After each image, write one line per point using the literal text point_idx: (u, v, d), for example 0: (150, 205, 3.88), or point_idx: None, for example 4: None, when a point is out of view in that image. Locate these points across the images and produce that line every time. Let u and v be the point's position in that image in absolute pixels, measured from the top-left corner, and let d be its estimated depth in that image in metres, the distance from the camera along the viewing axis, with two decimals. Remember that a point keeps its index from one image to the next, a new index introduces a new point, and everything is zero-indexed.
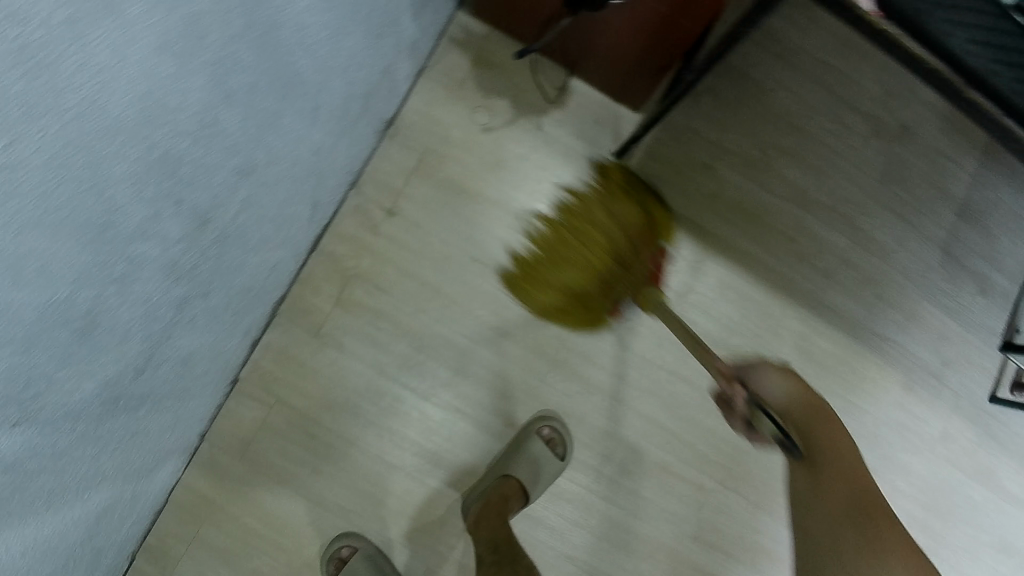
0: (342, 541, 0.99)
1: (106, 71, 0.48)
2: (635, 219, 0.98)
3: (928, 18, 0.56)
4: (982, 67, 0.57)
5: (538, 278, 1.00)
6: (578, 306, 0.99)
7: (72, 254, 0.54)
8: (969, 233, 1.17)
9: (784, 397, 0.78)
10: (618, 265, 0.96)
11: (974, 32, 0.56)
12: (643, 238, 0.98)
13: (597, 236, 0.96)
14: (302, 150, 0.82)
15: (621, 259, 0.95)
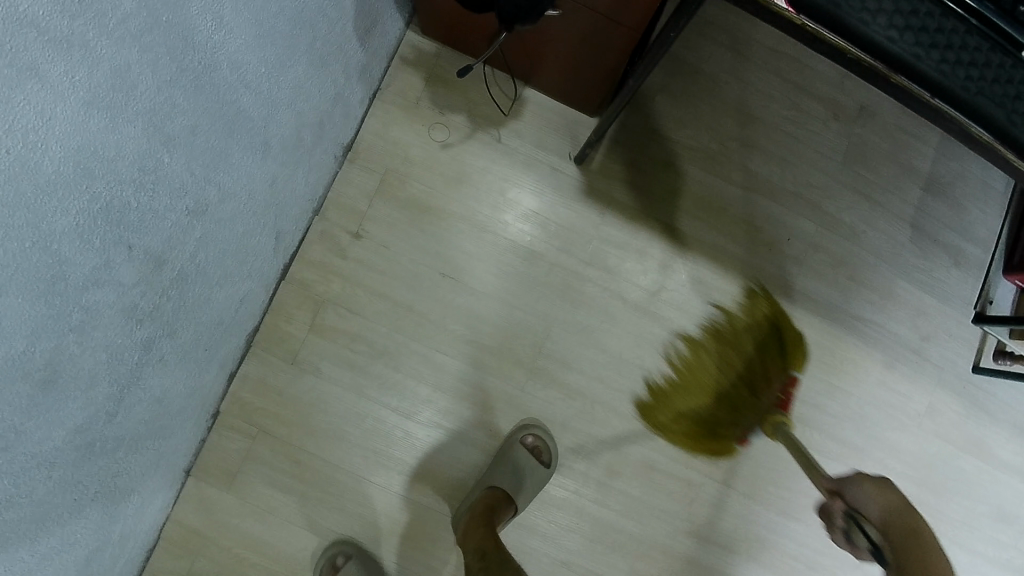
0: (335, 549, 1.00)
1: (34, 132, 0.49)
2: (764, 349, 1.08)
3: (844, 11, 0.54)
4: (904, 52, 0.54)
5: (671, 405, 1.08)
6: (710, 431, 1.08)
7: (25, 310, 0.56)
8: (937, 206, 1.18)
9: (888, 513, 0.70)
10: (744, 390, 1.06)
11: (892, 18, 0.54)
12: (774, 366, 1.06)
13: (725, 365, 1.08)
14: (258, 184, 0.83)
15: (752, 386, 1.06)
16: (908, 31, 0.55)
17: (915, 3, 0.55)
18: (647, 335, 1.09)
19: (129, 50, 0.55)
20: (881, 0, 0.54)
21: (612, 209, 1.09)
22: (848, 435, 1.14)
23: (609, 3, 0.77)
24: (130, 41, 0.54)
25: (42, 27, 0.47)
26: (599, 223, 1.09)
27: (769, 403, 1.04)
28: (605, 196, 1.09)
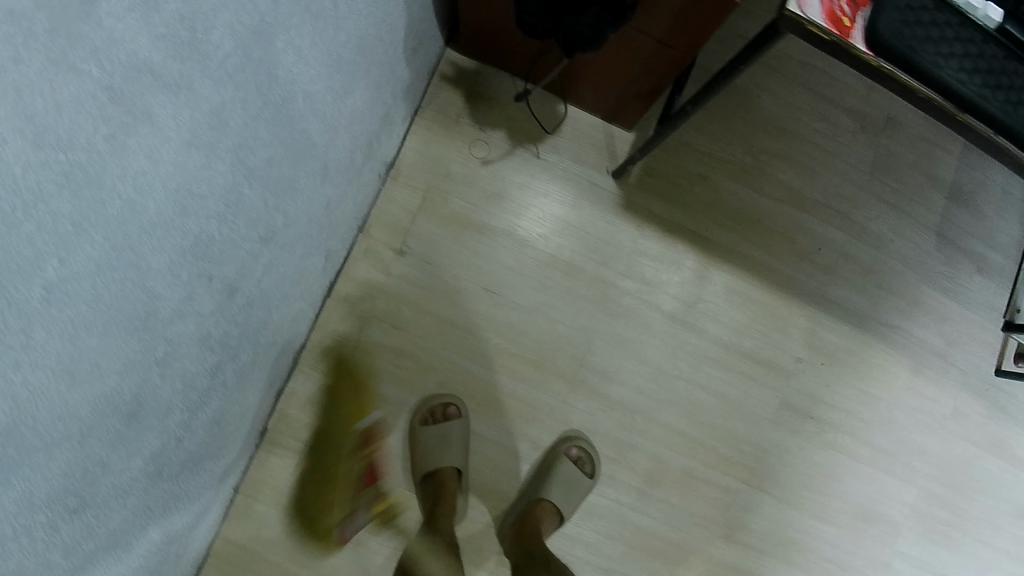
0: (447, 400, 1.04)
1: (142, 176, 0.50)
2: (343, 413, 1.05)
3: (918, 55, 0.54)
4: (975, 94, 0.54)
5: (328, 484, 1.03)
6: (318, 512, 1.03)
7: (121, 347, 0.56)
8: (961, 215, 1.21)
9: None
10: (356, 458, 1.05)
11: (964, 62, 0.54)
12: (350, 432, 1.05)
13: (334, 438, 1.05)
14: (315, 206, 0.84)
15: (326, 456, 1.04)
16: (977, 74, 0.55)
17: (981, 47, 0.55)
18: (685, 346, 1.11)
19: (225, 88, 0.55)
20: (952, 45, 0.54)
21: (649, 222, 1.11)
22: (878, 439, 1.18)
23: (665, 29, 0.78)
24: (226, 80, 0.55)
25: (157, 72, 0.47)
26: (636, 236, 1.10)
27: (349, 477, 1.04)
28: (642, 210, 1.11)
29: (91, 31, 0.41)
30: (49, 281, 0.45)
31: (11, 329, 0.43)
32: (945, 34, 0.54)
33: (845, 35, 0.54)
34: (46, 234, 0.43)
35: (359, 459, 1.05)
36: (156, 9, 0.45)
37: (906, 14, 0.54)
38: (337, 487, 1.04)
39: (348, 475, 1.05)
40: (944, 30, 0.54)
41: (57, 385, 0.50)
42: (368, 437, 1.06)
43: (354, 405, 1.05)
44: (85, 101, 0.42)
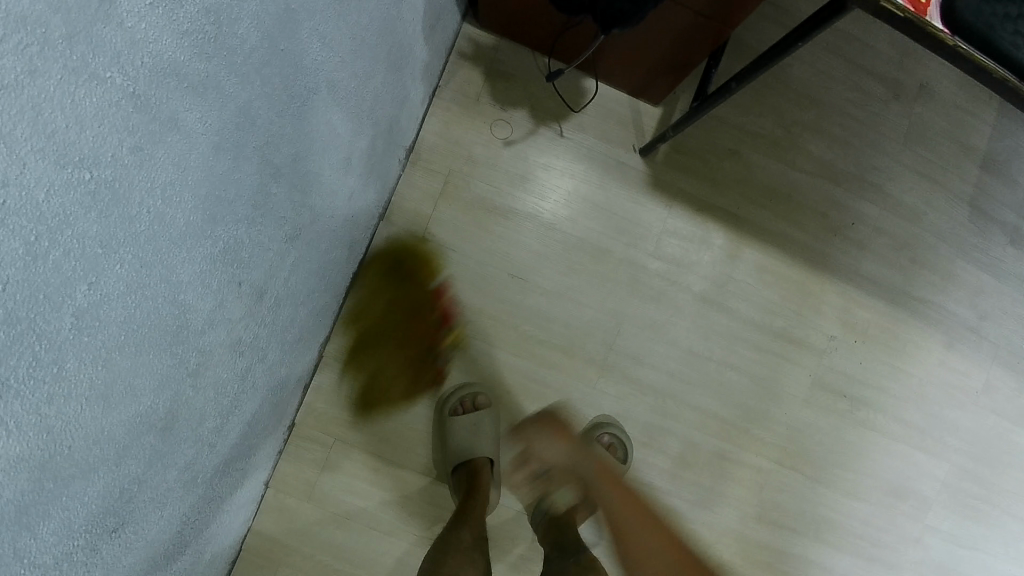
0: (476, 388, 1.03)
1: (171, 187, 0.46)
2: (392, 279, 1.04)
3: (997, 35, 0.54)
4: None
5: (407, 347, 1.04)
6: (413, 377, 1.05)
7: (153, 364, 0.54)
8: (993, 184, 1.20)
9: None
10: (414, 321, 1.04)
11: None
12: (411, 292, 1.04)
13: (374, 307, 1.03)
14: (339, 198, 0.81)
15: (372, 325, 1.03)
16: None
17: None
18: (715, 327, 1.10)
19: (252, 84, 0.51)
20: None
21: (679, 201, 1.10)
22: (909, 417, 1.16)
23: (708, 2, 0.74)
24: (253, 75, 0.51)
25: (182, 74, 0.42)
26: (665, 216, 1.10)
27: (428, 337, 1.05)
28: (671, 188, 1.10)
29: (112, 34, 0.35)
30: (80, 308, 0.42)
31: (42, 362, 0.40)
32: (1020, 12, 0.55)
33: (921, 13, 0.51)
34: (73, 259, 0.39)
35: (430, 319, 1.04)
36: (180, 3, 0.40)
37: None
38: (394, 350, 1.04)
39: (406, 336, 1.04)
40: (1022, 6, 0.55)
41: (91, 410, 0.48)
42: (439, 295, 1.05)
43: (416, 274, 1.05)
44: (109, 113, 0.37)
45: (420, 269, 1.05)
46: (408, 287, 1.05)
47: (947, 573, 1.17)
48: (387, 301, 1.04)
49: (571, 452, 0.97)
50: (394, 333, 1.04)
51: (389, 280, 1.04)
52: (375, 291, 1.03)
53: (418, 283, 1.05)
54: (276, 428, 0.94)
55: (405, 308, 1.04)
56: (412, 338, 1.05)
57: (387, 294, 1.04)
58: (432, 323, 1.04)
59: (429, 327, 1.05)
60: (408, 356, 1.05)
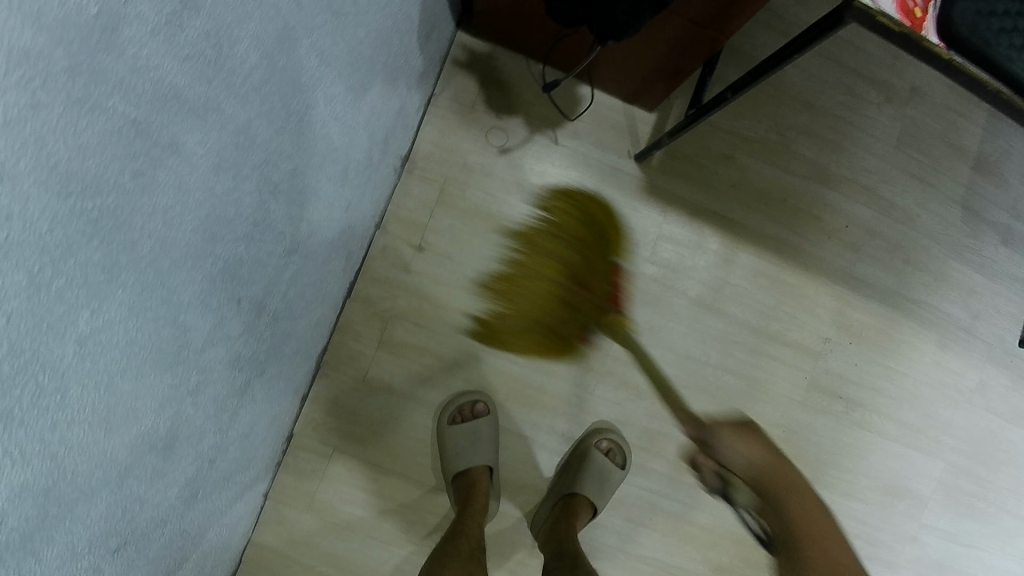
0: (476, 396, 1.03)
1: (172, 210, 0.46)
2: (586, 233, 1.06)
3: (993, 48, 0.55)
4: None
5: (552, 301, 1.04)
6: (543, 336, 1.05)
7: (155, 384, 0.54)
8: (985, 185, 1.21)
9: None
10: (575, 285, 1.04)
11: None
12: (596, 257, 1.05)
13: (557, 254, 1.04)
14: (337, 209, 0.81)
15: (551, 269, 1.04)
16: None
17: None
18: (712, 332, 1.11)
19: (251, 103, 0.51)
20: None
21: (674, 206, 1.11)
22: (906, 417, 1.17)
23: (704, 11, 0.74)
24: (252, 94, 0.51)
25: (183, 98, 0.42)
26: (661, 222, 1.10)
27: (598, 299, 1.05)
28: (666, 194, 1.11)
29: (114, 63, 0.35)
30: (82, 335, 0.42)
31: (46, 391, 0.40)
32: (1016, 25, 0.56)
33: (918, 27, 0.52)
34: (76, 287, 0.39)
35: (606, 285, 1.05)
36: (181, 28, 0.39)
37: (981, 6, 0.55)
38: (558, 304, 1.04)
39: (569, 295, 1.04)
40: (1017, 21, 0.56)
41: (94, 434, 0.48)
42: (619, 274, 1.07)
43: (609, 239, 1.07)
44: (111, 141, 0.37)
45: (611, 243, 1.07)
46: (602, 243, 1.06)
47: (944, 570, 1.18)
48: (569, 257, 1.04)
49: (758, 446, 0.90)
50: (557, 288, 1.04)
51: (586, 236, 1.06)
52: (563, 239, 1.05)
53: (603, 252, 1.06)
54: (276, 439, 0.94)
55: (568, 269, 1.04)
56: (565, 298, 1.04)
57: (584, 248, 1.05)
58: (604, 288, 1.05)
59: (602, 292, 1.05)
60: (559, 316, 1.04)
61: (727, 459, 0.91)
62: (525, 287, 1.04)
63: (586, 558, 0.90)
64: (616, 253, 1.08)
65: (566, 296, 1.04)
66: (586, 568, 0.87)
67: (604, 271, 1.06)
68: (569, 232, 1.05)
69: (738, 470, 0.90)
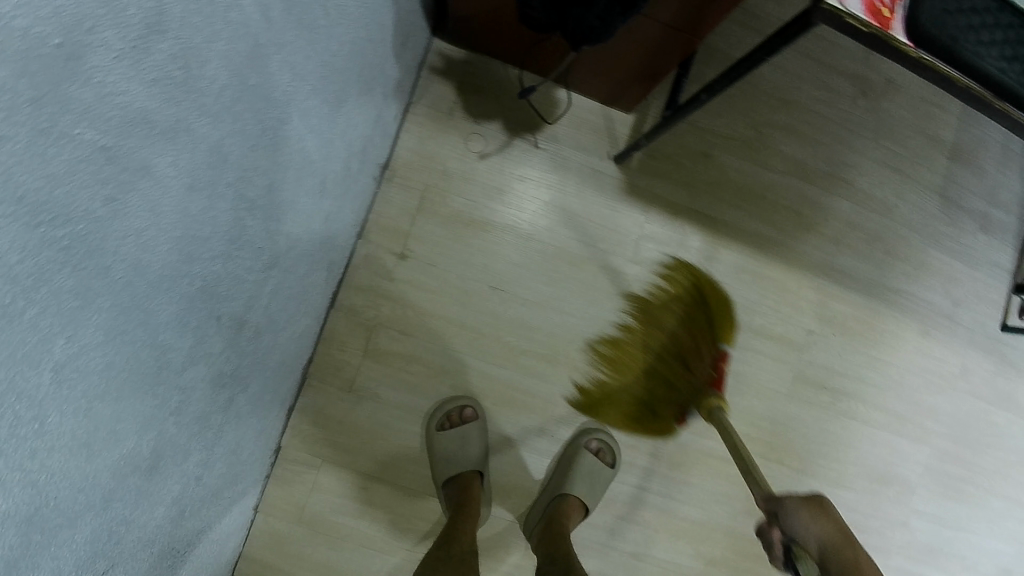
0: (464, 401, 1.03)
1: (145, 233, 0.46)
2: (699, 320, 1.06)
3: (961, 44, 0.55)
4: (1014, 82, 0.56)
5: (647, 375, 1.07)
6: (646, 413, 1.07)
7: (135, 406, 0.54)
8: (962, 173, 1.23)
9: None
10: (679, 363, 1.03)
11: (1003, 50, 0.56)
12: (705, 340, 1.04)
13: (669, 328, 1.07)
14: (317, 221, 0.81)
15: (656, 344, 1.06)
16: (1016, 61, 0.57)
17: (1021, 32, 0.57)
18: None
19: (222, 122, 0.51)
20: (992, 32, 0.56)
21: (654, 205, 1.12)
22: (891, 406, 1.18)
23: (675, 12, 0.75)
24: (224, 113, 0.50)
25: (152, 121, 0.42)
26: (642, 222, 1.11)
27: (701, 380, 1.00)
28: (647, 193, 1.11)
29: (79, 91, 0.35)
30: (58, 362, 0.42)
31: (23, 421, 0.40)
32: (984, 21, 0.56)
33: (886, 27, 0.55)
34: (50, 315, 0.39)
35: (709, 367, 1.01)
36: (148, 52, 0.39)
37: (948, 4, 0.55)
38: (655, 375, 1.06)
39: (669, 371, 1.04)
40: (984, 17, 0.56)
41: (74, 460, 0.48)
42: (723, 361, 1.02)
43: (714, 322, 1.06)
44: (79, 169, 0.37)
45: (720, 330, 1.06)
46: (704, 324, 1.05)
47: (934, 554, 1.20)
48: (680, 334, 1.05)
49: (839, 534, 0.77)
50: (660, 364, 1.06)
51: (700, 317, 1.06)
52: (675, 315, 1.07)
53: (712, 336, 1.04)
54: (263, 452, 0.94)
55: (675, 346, 1.05)
56: (665, 374, 1.05)
57: (684, 321, 1.06)
58: (708, 371, 1.01)
59: (703, 372, 1.01)
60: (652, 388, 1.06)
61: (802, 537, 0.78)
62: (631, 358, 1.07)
63: (576, 557, 0.90)
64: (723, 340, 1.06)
65: (662, 374, 1.05)
66: (576, 566, 0.87)
67: (706, 352, 1.03)
68: (690, 313, 1.07)
69: (807, 548, 0.77)
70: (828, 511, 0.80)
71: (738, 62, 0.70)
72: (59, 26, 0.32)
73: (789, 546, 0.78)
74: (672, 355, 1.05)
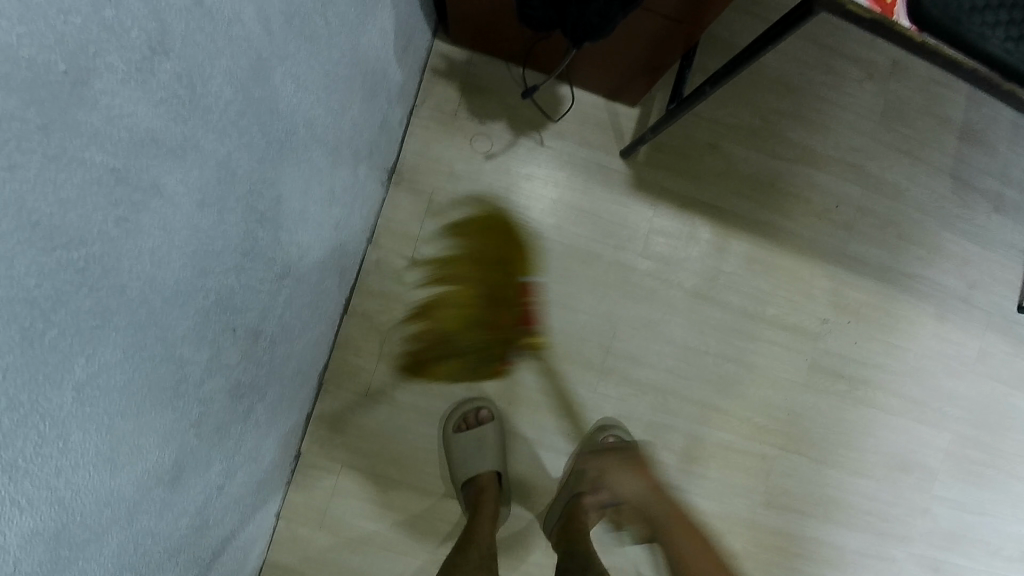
0: (480, 402, 1.04)
1: (159, 250, 0.47)
2: (507, 249, 1.07)
3: (964, 27, 0.55)
4: (1022, 62, 0.56)
5: (466, 317, 1.06)
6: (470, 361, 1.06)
7: (157, 420, 0.55)
8: (974, 154, 1.21)
9: None
10: (495, 307, 1.07)
11: (1008, 30, 0.56)
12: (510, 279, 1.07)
13: (467, 278, 1.07)
14: (326, 229, 0.82)
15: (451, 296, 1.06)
16: None
17: None
18: (709, 321, 1.12)
19: (229, 137, 0.51)
20: (997, 13, 0.56)
21: (662, 200, 1.11)
22: (908, 390, 1.17)
23: (678, 6, 0.74)
24: (230, 128, 0.51)
25: (160, 140, 0.42)
26: (651, 216, 1.11)
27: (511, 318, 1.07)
28: (655, 188, 1.11)
29: (86, 115, 0.35)
30: (79, 382, 0.42)
31: (48, 440, 0.41)
32: (989, 1, 0.56)
33: (888, 13, 0.54)
34: (69, 336, 0.40)
35: (518, 302, 1.07)
36: (152, 73, 0.40)
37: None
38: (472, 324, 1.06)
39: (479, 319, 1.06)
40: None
41: (99, 474, 0.48)
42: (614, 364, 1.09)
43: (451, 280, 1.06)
44: (91, 191, 0.38)
45: (516, 262, 1.08)
46: (505, 266, 1.07)
47: (957, 540, 1.19)
48: (480, 281, 1.07)
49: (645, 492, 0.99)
50: (471, 309, 1.06)
51: (494, 257, 1.07)
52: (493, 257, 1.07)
53: (511, 273, 1.07)
54: (283, 458, 0.95)
55: (485, 289, 1.07)
56: (479, 321, 1.06)
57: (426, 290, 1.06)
58: (513, 306, 1.07)
59: (511, 310, 1.07)
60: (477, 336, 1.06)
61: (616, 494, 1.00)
62: (444, 313, 1.05)
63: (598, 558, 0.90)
64: (460, 290, 1.06)
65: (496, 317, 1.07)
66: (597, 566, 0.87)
67: (473, 301, 1.07)
68: (491, 258, 1.07)
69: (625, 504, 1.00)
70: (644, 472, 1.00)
71: (743, 52, 0.70)
72: (64, 51, 0.32)
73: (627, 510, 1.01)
74: (496, 304, 1.07)
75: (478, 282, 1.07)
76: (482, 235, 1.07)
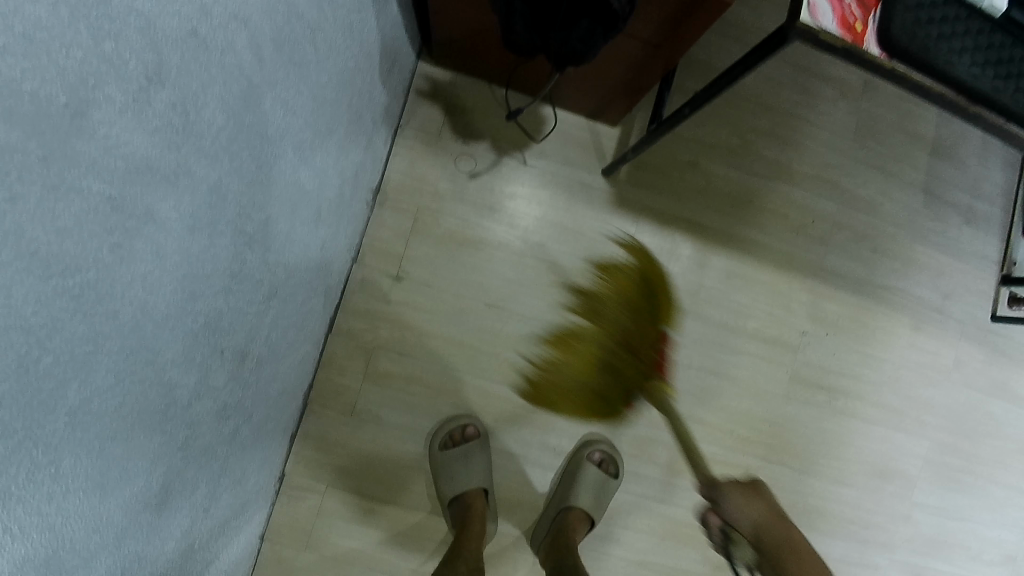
0: (467, 419, 1.04)
1: (152, 274, 0.47)
2: (638, 300, 1.03)
3: (931, 53, 0.57)
4: (988, 87, 0.58)
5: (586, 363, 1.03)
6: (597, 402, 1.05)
7: (146, 443, 0.55)
8: (944, 169, 1.25)
9: None
10: (623, 352, 0.99)
11: (974, 56, 0.58)
12: (638, 326, 1.00)
13: (601, 320, 1.03)
14: (313, 250, 0.82)
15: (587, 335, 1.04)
16: (989, 66, 0.58)
17: (991, 37, 0.59)
18: (691, 335, 1.13)
19: (220, 163, 0.52)
20: (964, 39, 0.58)
21: (644, 217, 1.13)
22: (887, 400, 1.20)
23: (655, 31, 0.77)
24: (221, 154, 0.52)
25: (154, 168, 0.43)
26: (632, 233, 1.13)
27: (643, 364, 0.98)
28: (636, 205, 1.13)
29: (85, 145, 0.36)
30: (71, 408, 0.43)
31: (40, 466, 0.41)
32: (956, 28, 0.58)
33: (858, 41, 0.57)
34: (63, 363, 0.40)
35: (648, 349, 0.99)
36: (149, 102, 0.40)
37: (917, 16, 0.57)
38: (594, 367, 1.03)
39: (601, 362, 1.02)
40: (954, 26, 0.58)
41: (89, 500, 0.48)
42: None
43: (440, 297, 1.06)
44: (88, 219, 0.38)
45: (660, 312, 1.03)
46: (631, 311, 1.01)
47: (938, 546, 1.21)
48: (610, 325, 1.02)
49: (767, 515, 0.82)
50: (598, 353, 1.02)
51: (634, 299, 1.03)
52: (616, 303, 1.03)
53: (649, 318, 1.01)
54: (268, 479, 0.95)
55: (608, 337, 1.01)
56: (609, 365, 1.01)
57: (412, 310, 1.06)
58: (641, 355, 0.98)
59: (638, 358, 0.98)
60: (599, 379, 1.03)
61: (736, 522, 0.82)
62: (571, 350, 1.05)
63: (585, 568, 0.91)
64: (447, 309, 1.06)
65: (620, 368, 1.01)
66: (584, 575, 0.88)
67: (456, 324, 1.07)
68: (619, 305, 1.02)
69: (741, 532, 0.82)
70: (761, 495, 0.84)
71: (720, 75, 0.72)
72: (65, 85, 0.33)
73: (726, 532, 0.84)
74: (623, 350, 0.99)
75: (602, 329, 1.02)
76: (467, 255, 1.08)
